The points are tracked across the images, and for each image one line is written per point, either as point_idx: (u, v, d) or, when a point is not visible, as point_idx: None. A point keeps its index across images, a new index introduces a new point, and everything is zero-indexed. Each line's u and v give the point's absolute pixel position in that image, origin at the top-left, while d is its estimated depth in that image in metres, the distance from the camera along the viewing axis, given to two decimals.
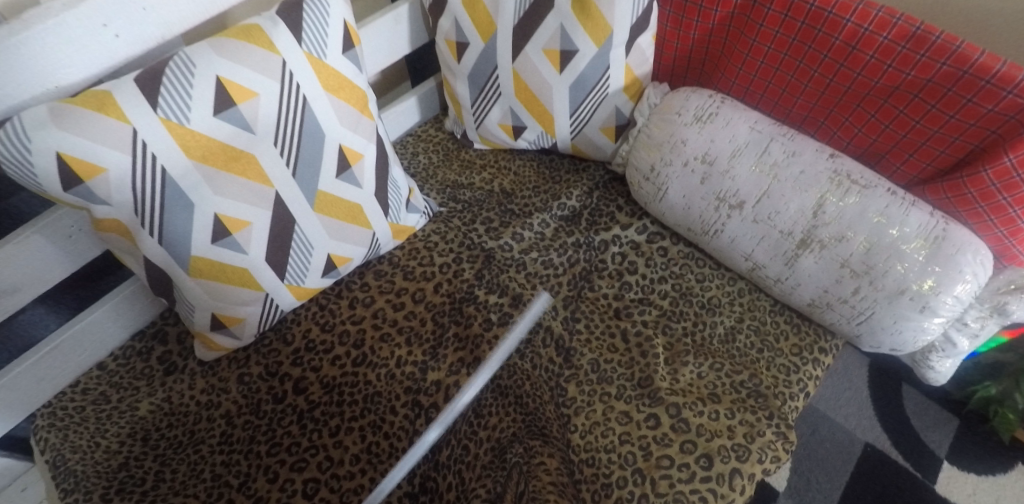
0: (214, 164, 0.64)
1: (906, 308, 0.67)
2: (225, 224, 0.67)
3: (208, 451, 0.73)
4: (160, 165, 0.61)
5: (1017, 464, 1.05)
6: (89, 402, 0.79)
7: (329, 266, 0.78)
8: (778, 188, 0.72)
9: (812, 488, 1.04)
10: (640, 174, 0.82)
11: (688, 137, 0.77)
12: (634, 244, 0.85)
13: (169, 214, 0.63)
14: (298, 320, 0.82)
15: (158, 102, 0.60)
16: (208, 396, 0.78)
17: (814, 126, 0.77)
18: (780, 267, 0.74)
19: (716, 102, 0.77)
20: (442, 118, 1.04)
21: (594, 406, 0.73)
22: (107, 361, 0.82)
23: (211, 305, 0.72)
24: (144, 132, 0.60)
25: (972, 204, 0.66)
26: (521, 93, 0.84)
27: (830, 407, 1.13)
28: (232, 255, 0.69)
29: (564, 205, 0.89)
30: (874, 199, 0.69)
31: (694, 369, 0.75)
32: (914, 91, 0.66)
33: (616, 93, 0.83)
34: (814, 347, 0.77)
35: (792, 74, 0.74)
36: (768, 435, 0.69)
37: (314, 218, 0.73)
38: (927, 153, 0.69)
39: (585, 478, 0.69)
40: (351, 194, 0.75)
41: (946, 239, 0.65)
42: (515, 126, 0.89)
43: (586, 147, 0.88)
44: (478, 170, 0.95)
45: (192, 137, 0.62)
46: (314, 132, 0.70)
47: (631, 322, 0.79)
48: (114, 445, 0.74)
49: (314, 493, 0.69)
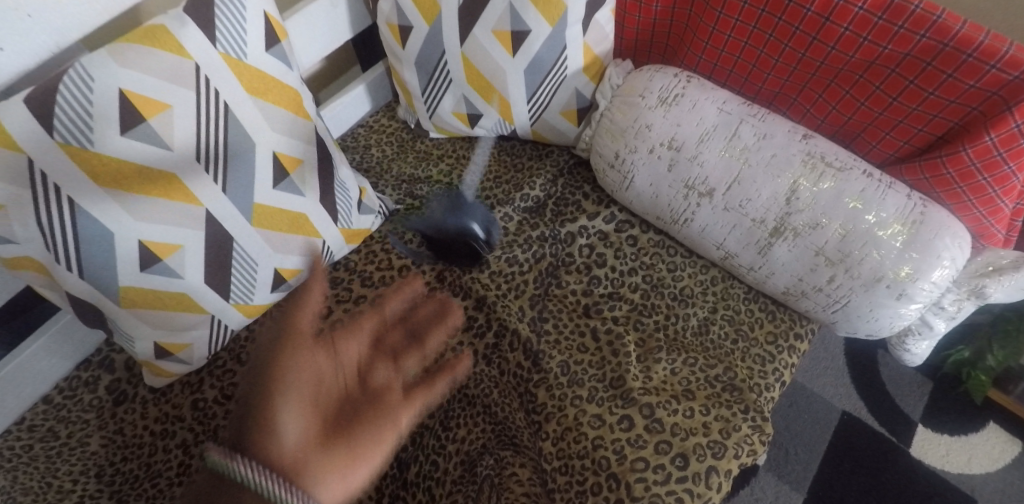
0: (129, 188, 0.57)
1: (884, 295, 0.64)
2: (153, 250, 0.61)
3: (167, 484, 0.70)
4: (65, 195, 0.55)
5: (987, 423, 1.07)
6: (37, 439, 0.74)
7: (278, 280, 0.73)
8: (749, 174, 0.68)
9: (791, 460, 1.06)
10: (604, 161, 0.77)
11: (653, 122, 0.71)
12: (601, 235, 0.81)
13: (84, 246, 0.58)
14: (252, 337, 0.78)
15: (54, 125, 0.53)
16: (163, 425, 0.74)
17: (786, 103, 0.72)
18: (753, 256, 0.71)
19: (682, 82, 0.72)
20: (395, 105, 0.96)
21: (565, 411, 0.69)
22: (52, 394, 0.78)
23: (151, 334, 0.67)
24: (41, 162, 0.54)
25: (951, 185, 0.63)
26: (473, 79, 0.77)
27: (808, 378, 1.13)
28: (166, 281, 0.64)
29: (527, 196, 0.84)
30: (850, 182, 0.65)
31: (668, 365, 0.72)
32: (891, 66, 0.61)
33: (575, 75, 0.76)
34: (789, 334, 0.75)
35: (762, 49, 0.69)
36: (744, 429, 0.68)
37: (254, 234, 0.67)
38: (904, 131, 0.65)
39: (558, 487, 0.66)
40: (293, 204, 0.69)
41: (924, 224, 0.62)
42: (470, 114, 0.82)
43: (548, 133, 0.82)
44: (435, 162, 0.89)
45: (99, 162, 0.56)
46: (243, 142, 0.63)
47: (601, 319, 0.76)
48: (66, 484, 0.70)
49: None
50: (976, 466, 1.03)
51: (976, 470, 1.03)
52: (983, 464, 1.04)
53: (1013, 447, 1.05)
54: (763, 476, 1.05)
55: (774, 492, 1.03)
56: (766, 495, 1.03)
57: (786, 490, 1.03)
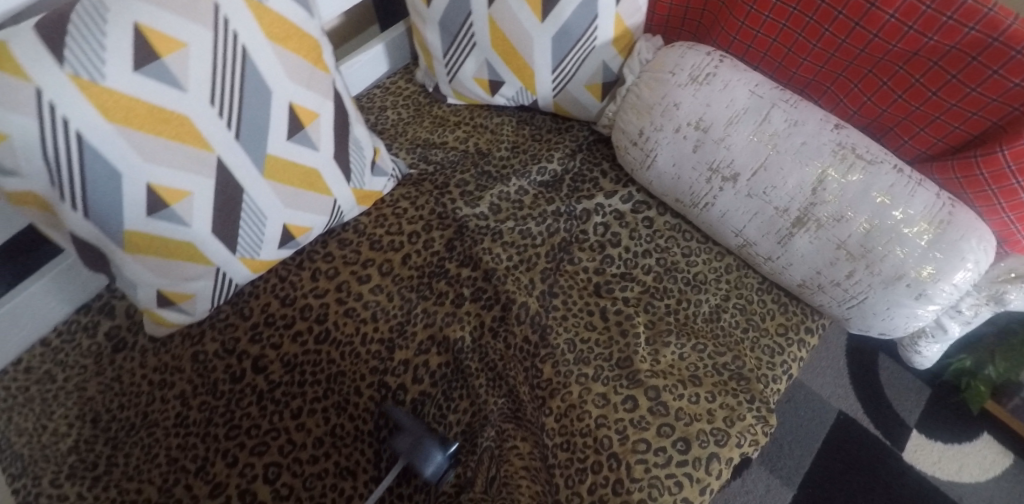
0: (141, 128, 0.55)
1: (902, 294, 0.63)
2: (161, 195, 0.59)
3: (163, 434, 0.69)
4: (73, 129, 0.52)
5: (981, 432, 1.07)
6: (34, 381, 0.74)
7: (286, 236, 0.72)
8: (776, 160, 0.66)
9: (784, 454, 1.06)
10: (627, 138, 0.74)
11: (682, 100, 0.69)
12: (617, 214, 0.79)
13: (91, 185, 0.56)
14: (256, 293, 0.77)
15: (65, 55, 0.50)
16: (161, 375, 0.73)
17: (819, 91, 0.70)
18: (772, 246, 0.69)
19: (714, 61, 0.69)
20: (413, 68, 0.94)
21: (571, 388, 0.69)
22: (51, 337, 0.77)
23: (154, 282, 0.66)
24: (49, 92, 0.50)
25: (982, 186, 0.61)
26: (499, 44, 0.75)
27: (808, 376, 1.13)
28: (172, 228, 0.62)
29: (544, 169, 0.82)
30: (879, 176, 0.63)
31: (676, 349, 0.71)
32: (934, 58, 0.59)
33: (603, 47, 0.74)
34: (800, 328, 0.74)
35: (800, 33, 0.66)
36: (748, 418, 0.68)
37: (264, 186, 0.66)
38: (940, 128, 0.63)
39: (559, 463, 0.66)
40: (306, 158, 0.68)
41: (952, 224, 0.61)
42: (492, 81, 0.80)
43: (570, 106, 0.80)
44: (451, 128, 0.87)
45: (111, 98, 0.53)
46: (258, 89, 0.61)
47: (612, 299, 0.74)
48: (62, 428, 0.71)
49: (277, 478, 0.66)
50: (966, 474, 1.04)
51: (966, 478, 1.04)
52: (974, 472, 1.04)
53: (1004, 458, 1.05)
54: (755, 468, 1.05)
55: (765, 485, 1.04)
56: (756, 487, 1.04)
57: (777, 484, 1.03)
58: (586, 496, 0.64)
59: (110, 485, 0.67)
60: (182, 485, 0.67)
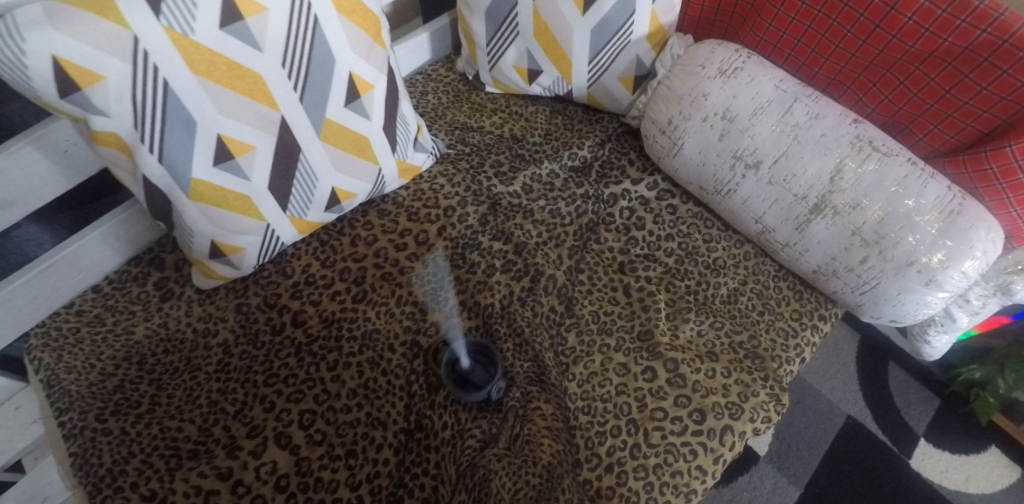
0: (220, 82, 0.61)
1: (913, 280, 0.67)
2: (228, 146, 0.65)
3: (205, 378, 0.74)
4: (162, 78, 0.58)
5: (989, 445, 1.09)
6: (84, 323, 0.78)
7: (333, 199, 0.77)
8: (797, 149, 0.70)
9: (792, 454, 1.08)
10: (656, 127, 0.79)
11: (710, 91, 0.74)
12: (643, 200, 0.84)
13: (169, 131, 0.61)
14: (298, 254, 0.81)
15: (161, 9, 0.56)
16: (205, 324, 0.78)
17: (839, 90, 0.75)
18: (790, 232, 0.73)
19: (742, 57, 0.75)
20: (454, 58, 1.00)
21: (593, 356, 0.74)
22: (102, 284, 0.81)
23: (211, 232, 0.70)
24: (145, 41, 0.56)
25: (992, 181, 0.65)
26: (540, 34, 0.81)
27: (817, 379, 1.16)
28: (234, 181, 0.68)
29: (575, 155, 0.87)
30: (893, 167, 0.67)
31: (695, 326, 0.75)
32: (948, 59, 0.64)
33: (638, 41, 0.80)
34: (814, 314, 0.77)
35: (824, 34, 0.71)
36: (762, 396, 0.71)
37: (319, 148, 0.71)
38: (952, 125, 0.67)
39: (580, 425, 0.71)
40: (358, 125, 0.73)
41: (961, 214, 0.64)
42: (530, 70, 0.86)
43: (603, 97, 0.86)
44: (488, 114, 0.92)
45: (197, 51, 0.59)
46: (324, 56, 0.66)
47: (635, 277, 0.79)
48: (109, 368, 0.75)
49: (311, 424, 0.70)
50: (973, 485, 1.05)
51: (972, 489, 1.05)
52: (980, 484, 1.05)
53: (1011, 472, 1.06)
54: (763, 466, 1.07)
55: (772, 482, 1.05)
56: (764, 484, 1.05)
57: (784, 483, 1.05)
58: (604, 458, 0.68)
59: (153, 422, 0.71)
60: (221, 426, 0.71)
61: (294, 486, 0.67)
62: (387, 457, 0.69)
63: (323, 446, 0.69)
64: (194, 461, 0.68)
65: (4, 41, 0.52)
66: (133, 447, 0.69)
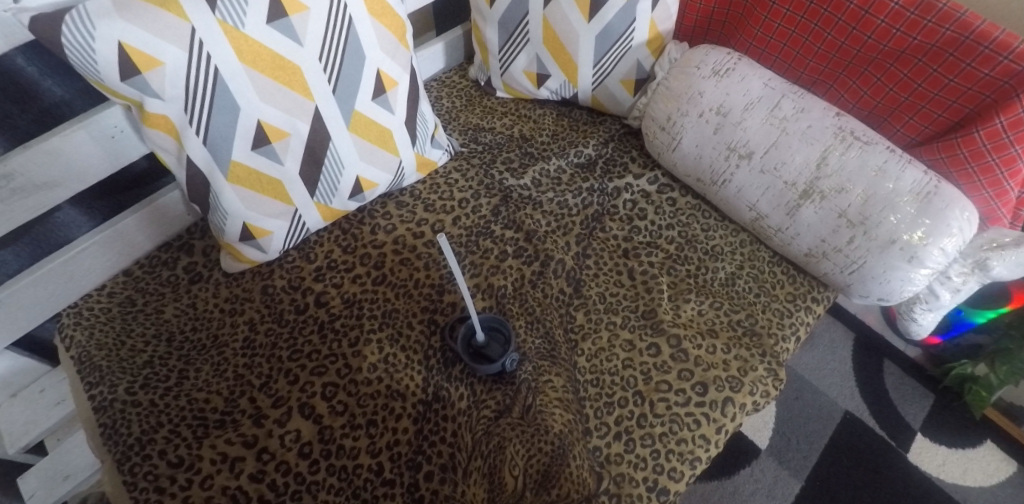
0: (264, 72, 0.67)
1: (896, 257, 0.72)
2: (267, 132, 0.71)
3: (231, 354, 0.78)
4: (214, 64, 0.64)
5: (984, 440, 1.12)
6: (115, 303, 0.82)
7: (356, 188, 0.83)
8: (785, 140, 0.77)
9: (792, 448, 1.11)
10: (656, 124, 0.86)
11: (705, 89, 0.81)
12: (644, 193, 0.90)
13: (215, 115, 0.67)
14: (321, 241, 0.86)
15: (217, 4, 0.63)
16: (232, 304, 0.82)
17: (823, 88, 0.82)
18: (782, 217, 0.79)
19: (733, 59, 0.82)
20: (466, 67, 1.08)
21: (600, 333, 0.79)
22: (133, 268, 0.85)
23: (243, 214, 0.75)
24: (201, 32, 0.63)
25: (964, 165, 0.72)
26: (550, 41, 0.89)
27: (814, 376, 1.19)
28: (269, 165, 0.73)
29: (581, 152, 0.94)
30: (874, 154, 0.74)
31: (696, 306, 0.80)
32: (918, 55, 0.71)
33: (638, 47, 0.88)
34: (807, 297, 0.83)
35: (807, 37, 0.79)
36: (760, 370, 0.75)
37: (347, 138, 0.77)
38: (925, 116, 0.74)
39: (589, 396, 0.75)
40: (383, 119, 0.80)
41: (938, 195, 0.70)
42: (539, 74, 0.94)
43: (606, 99, 0.94)
44: (499, 117, 0.99)
45: (246, 42, 0.65)
46: (356, 53, 0.73)
47: (639, 261, 0.84)
48: (139, 344, 0.78)
49: (333, 396, 0.74)
50: (970, 478, 1.08)
51: (969, 482, 1.08)
52: (977, 478, 1.08)
53: (1007, 466, 1.09)
54: (764, 459, 1.10)
55: (773, 475, 1.08)
56: (765, 477, 1.08)
57: (785, 475, 1.08)
58: (613, 426, 0.72)
59: (181, 394, 0.74)
60: (247, 397, 0.74)
61: (317, 453, 0.70)
62: (407, 426, 0.72)
63: (345, 416, 0.72)
64: (220, 429, 0.71)
65: (77, 27, 0.58)
66: (162, 418, 0.72)
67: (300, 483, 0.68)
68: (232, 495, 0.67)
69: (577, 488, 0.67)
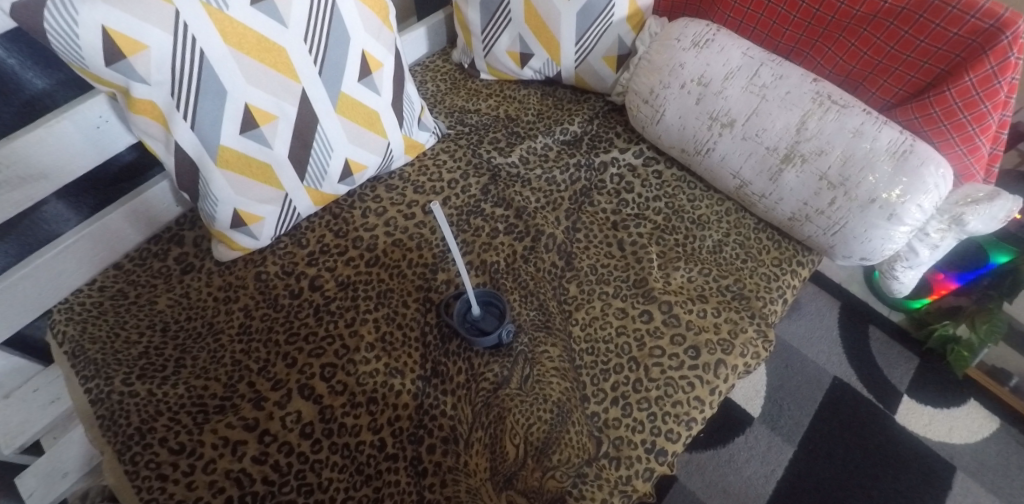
0: (249, 54, 0.68)
1: (876, 216, 0.73)
2: (254, 115, 0.71)
3: (228, 340, 0.78)
4: (199, 47, 0.64)
5: (968, 399, 1.15)
6: (107, 297, 0.81)
7: (346, 171, 0.83)
8: (765, 106, 0.79)
9: (784, 414, 1.13)
10: (640, 98, 0.88)
11: (686, 61, 0.83)
12: (630, 167, 0.92)
13: (201, 99, 0.67)
14: (312, 227, 0.86)
15: None
16: (226, 293, 0.82)
17: (799, 56, 0.84)
18: (765, 183, 0.81)
19: (712, 30, 0.84)
20: (449, 51, 1.09)
21: (593, 303, 0.81)
22: (123, 262, 0.84)
23: (234, 200, 0.75)
24: (186, 15, 0.63)
25: (937, 123, 0.75)
26: (531, 19, 0.91)
27: (802, 344, 1.22)
28: (257, 149, 0.74)
29: (566, 130, 0.95)
30: (851, 117, 0.75)
31: (685, 273, 0.82)
32: (891, 19, 0.74)
33: (619, 23, 0.90)
34: (792, 261, 0.85)
35: (783, 6, 0.82)
36: (750, 332, 0.77)
37: (335, 120, 0.78)
38: (899, 77, 0.77)
39: (585, 364, 0.76)
40: (369, 100, 0.80)
41: (914, 153, 0.72)
42: (522, 54, 0.95)
43: (589, 76, 0.96)
44: (484, 98, 1.01)
45: (231, 24, 0.66)
46: (341, 35, 0.74)
47: (627, 233, 0.86)
48: (133, 336, 0.78)
49: (333, 376, 0.74)
50: (956, 436, 1.11)
51: (955, 439, 1.10)
52: (963, 435, 1.11)
53: (991, 422, 1.12)
54: (757, 426, 1.12)
55: (766, 442, 1.10)
56: (759, 444, 1.10)
57: (778, 441, 1.10)
58: (609, 392, 0.74)
59: (179, 382, 0.74)
60: (246, 382, 0.74)
61: (319, 432, 0.70)
62: (407, 403, 0.72)
63: (345, 395, 0.73)
64: (220, 414, 0.71)
65: (60, 13, 0.58)
66: (160, 406, 0.71)
67: (303, 463, 0.68)
68: (235, 478, 0.66)
69: (577, 453, 0.69)
